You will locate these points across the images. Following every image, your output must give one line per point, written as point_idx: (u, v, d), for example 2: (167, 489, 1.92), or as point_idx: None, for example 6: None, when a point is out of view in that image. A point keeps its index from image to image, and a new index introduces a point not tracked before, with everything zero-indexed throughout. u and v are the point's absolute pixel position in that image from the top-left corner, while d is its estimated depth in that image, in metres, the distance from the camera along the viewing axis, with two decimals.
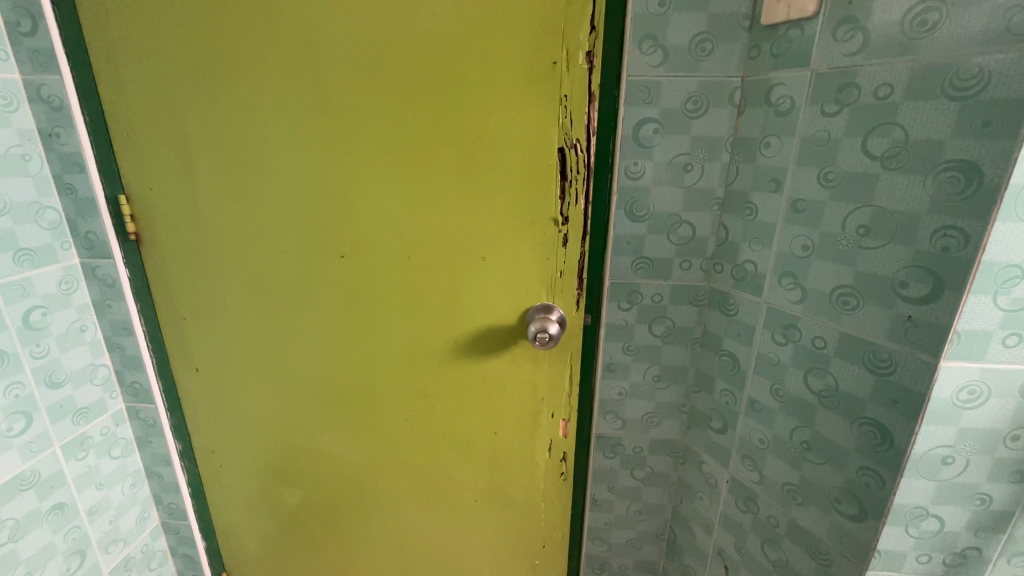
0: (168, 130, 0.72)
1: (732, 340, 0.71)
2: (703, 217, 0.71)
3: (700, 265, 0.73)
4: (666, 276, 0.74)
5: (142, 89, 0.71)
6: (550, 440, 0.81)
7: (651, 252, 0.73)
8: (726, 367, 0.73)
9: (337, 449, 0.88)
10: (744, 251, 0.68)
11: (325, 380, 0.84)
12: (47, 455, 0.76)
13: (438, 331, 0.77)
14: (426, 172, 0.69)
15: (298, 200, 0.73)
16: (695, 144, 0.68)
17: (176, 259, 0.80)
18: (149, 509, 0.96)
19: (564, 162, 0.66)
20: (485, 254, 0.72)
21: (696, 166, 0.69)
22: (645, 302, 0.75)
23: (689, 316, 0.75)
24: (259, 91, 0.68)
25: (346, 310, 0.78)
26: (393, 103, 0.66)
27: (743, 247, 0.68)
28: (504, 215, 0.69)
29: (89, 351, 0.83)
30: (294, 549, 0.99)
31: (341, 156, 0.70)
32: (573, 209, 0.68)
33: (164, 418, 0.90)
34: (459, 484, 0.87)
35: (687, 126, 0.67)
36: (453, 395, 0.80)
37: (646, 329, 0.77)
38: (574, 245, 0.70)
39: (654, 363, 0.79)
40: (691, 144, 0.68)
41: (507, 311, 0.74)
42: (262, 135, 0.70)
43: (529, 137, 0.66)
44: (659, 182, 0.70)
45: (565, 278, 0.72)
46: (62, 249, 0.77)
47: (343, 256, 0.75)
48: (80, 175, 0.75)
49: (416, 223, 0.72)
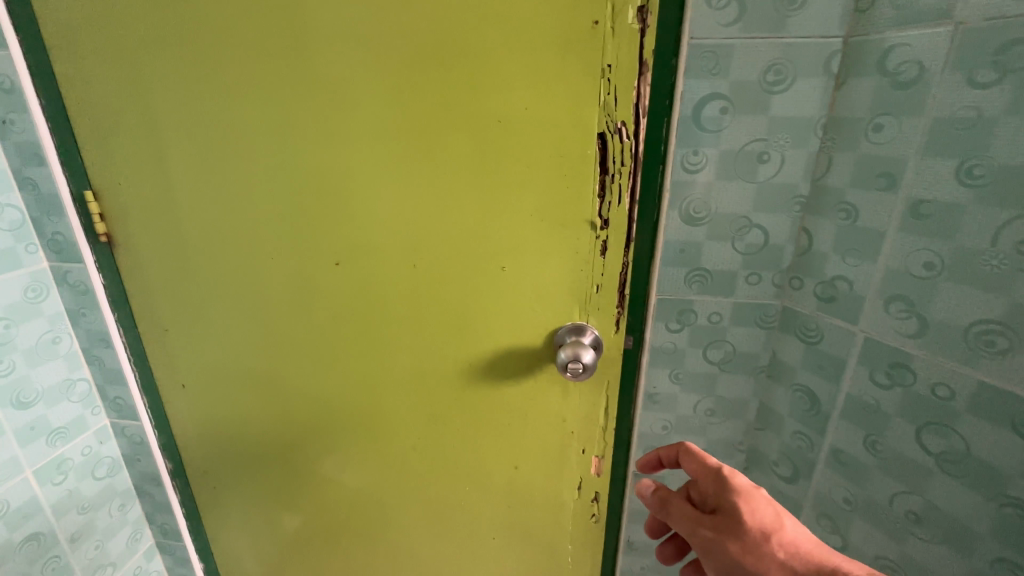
0: (135, 114, 0.61)
1: (809, 373, 0.61)
2: (779, 220, 0.59)
3: (772, 280, 0.61)
4: (727, 293, 0.62)
5: (101, 66, 0.60)
6: (579, 478, 0.70)
7: (709, 263, 0.61)
8: (801, 406, 0.63)
9: (339, 475, 0.78)
10: (833, 265, 0.57)
11: (324, 401, 0.74)
12: (17, 482, 0.69)
13: (450, 352, 0.65)
14: (435, 164, 0.57)
15: (284, 197, 0.62)
16: (772, 128, 0.55)
17: (152, 263, 0.69)
18: (141, 530, 0.89)
19: (605, 151, 0.53)
20: (505, 264, 0.59)
21: (773, 155, 0.56)
22: (700, 324, 0.64)
23: (755, 341, 0.64)
24: (240, 67, 0.56)
25: (344, 324, 0.67)
26: (398, 79, 0.54)
27: (830, 260, 0.57)
28: (528, 217, 0.57)
29: (65, 365, 0.75)
30: None
31: (335, 145, 0.58)
32: (616, 210, 0.55)
33: (151, 436, 0.82)
34: (474, 521, 0.76)
35: (763, 106, 0.54)
36: (468, 424, 0.69)
37: (699, 354, 0.66)
38: (615, 255, 0.57)
39: (708, 395, 0.68)
40: (766, 128, 0.55)
41: (532, 332, 0.62)
42: (245, 121, 0.59)
43: (562, 120, 0.53)
44: (725, 176, 0.58)
45: (603, 295, 0.59)
46: (27, 253, 0.69)
47: (338, 264, 0.64)
48: (40, 168, 0.65)
49: (425, 225, 0.60)
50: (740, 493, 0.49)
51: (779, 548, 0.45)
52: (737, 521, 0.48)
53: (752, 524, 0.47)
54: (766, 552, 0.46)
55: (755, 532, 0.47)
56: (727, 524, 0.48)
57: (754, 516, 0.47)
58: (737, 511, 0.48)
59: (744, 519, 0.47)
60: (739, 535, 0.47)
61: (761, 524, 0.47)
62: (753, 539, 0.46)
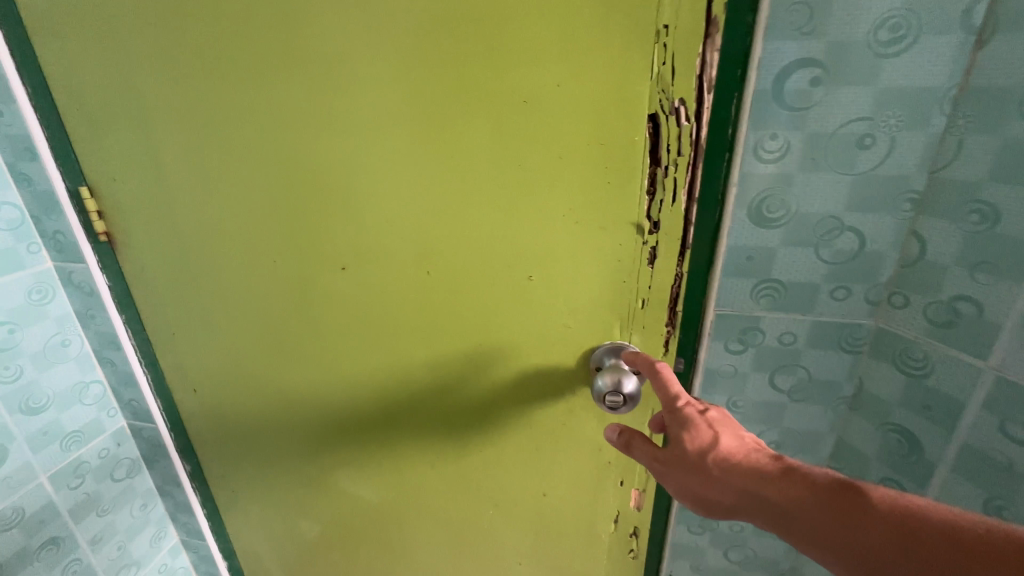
0: (120, 101, 0.55)
1: (905, 412, 0.52)
2: (879, 222, 0.48)
3: (864, 295, 0.51)
4: (804, 310, 0.52)
5: (80, 48, 0.54)
6: (616, 511, 0.62)
7: (784, 273, 0.51)
8: (893, 448, 0.54)
9: (357, 489, 0.73)
10: (955, 281, 0.46)
11: (336, 415, 0.68)
12: (32, 488, 0.68)
13: (471, 370, 0.58)
14: (453, 157, 0.48)
15: (282, 194, 0.54)
16: (880, 104, 0.44)
17: (152, 265, 0.64)
18: (166, 528, 0.87)
19: (657, 137, 0.43)
20: (532, 273, 0.51)
21: (879, 138, 0.45)
22: (768, 345, 0.54)
23: (837, 367, 0.54)
24: (226, 46, 0.49)
25: (355, 334, 0.60)
26: (406, 55, 0.45)
27: (950, 274, 0.46)
28: (560, 218, 0.48)
29: (77, 367, 0.72)
30: None
31: (335, 134, 0.50)
32: (669, 211, 0.45)
33: (167, 438, 0.79)
34: (499, 545, 0.70)
35: (869, 74, 0.43)
36: (491, 446, 0.62)
37: (765, 380, 0.56)
38: (668, 265, 0.48)
39: (774, 427, 0.59)
40: (872, 104, 0.44)
41: (564, 350, 0.54)
42: (234, 107, 0.51)
43: (602, 100, 0.43)
44: (811, 167, 0.47)
45: (649, 311, 0.50)
46: (29, 253, 0.65)
47: (345, 268, 0.57)
48: (34, 162, 0.61)
49: (441, 225, 0.51)
50: (683, 418, 0.45)
51: (715, 465, 0.42)
52: (679, 447, 0.44)
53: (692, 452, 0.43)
54: (703, 471, 0.43)
55: (692, 453, 0.43)
56: (671, 450, 0.45)
57: (695, 443, 0.43)
58: (680, 441, 0.44)
59: (684, 443, 0.44)
60: (683, 465, 0.44)
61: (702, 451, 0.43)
62: (692, 461, 0.43)
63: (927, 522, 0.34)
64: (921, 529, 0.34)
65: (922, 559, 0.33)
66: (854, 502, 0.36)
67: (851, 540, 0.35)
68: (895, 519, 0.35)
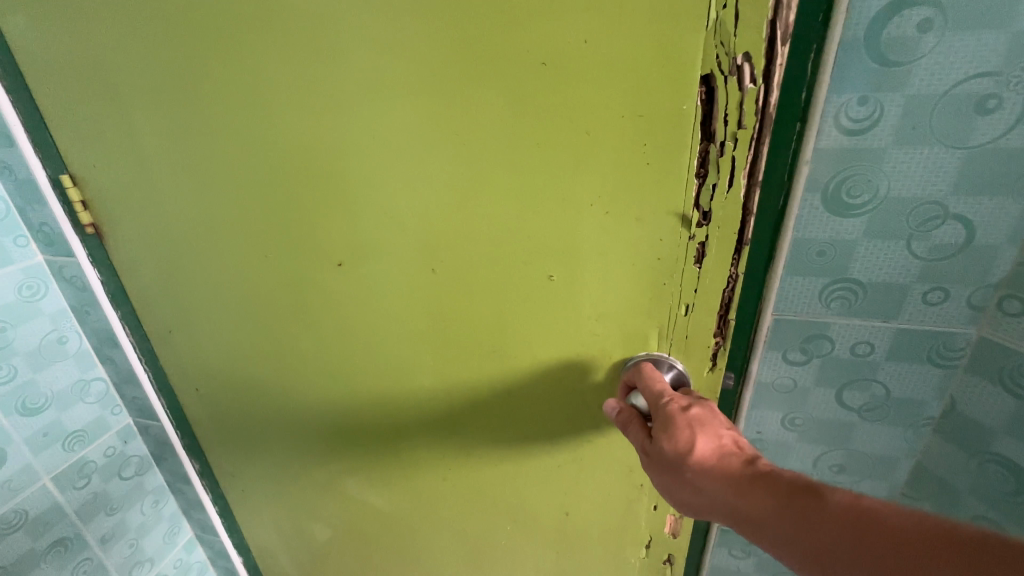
0: (91, 79, 0.49)
1: (1013, 441, 0.43)
2: (995, 207, 0.38)
3: (967, 298, 0.42)
4: (886, 316, 0.44)
5: (42, 18, 0.48)
6: (648, 537, 0.57)
7: (862, 273, 0.43)
8: (994, 483, 0.46)
9: (367, 496, 0.69)
10: None
11: (342, 421, 0.63)
12: (35, 491, 0.66)
13: (487, 378, 0.52)
14: (459, 136, 0.41)
15: (270, 182, 0.48)
16: (1014, 52, 0.34)
17: (142, 260, 0.59)
18: (179, 524, 0.86)
19: (712, 105, 0.35)
20: (553, 272, 0.44)
21: (1003, 101, 0.35)
22: (836, 356, 0.46)
23: (921, 383, 0.46)
24: (198, 11, 0.42)
25: (356, 336, 0.55)
26: (401, 9, 0.38)
27: None
28: (586, 210, 0.40)
29: (76, 365, 0.69)
30: None
31: (324, 112, 0.43)
32: (723, 198, 0.38)
33: (173, 437, 0.76)
34: (519, 559, 0.65)
35: (1001, 14, 0.33)
36: (510, 459, 0.57)
37: (831, 396, 0.49)
38: (720, 263, 0.40)
39: (838, 448, 0.52)
40: (1002, 54, 0.34)
41: (591, 360, 0.47)
42: (208, 80, 0.45)
43: (640, 59, 0.35)
44: (907, 141, 0.38)
45: (693, 316, 0.43)
46: (16, 247, 0.61)
47: (341, 265, 0.51)
48: (12, 150, 0.57)
49: (447, 217, 0.44)
50: (664, 416, 0.40)
51: (689, 469, 0.37)
52: (655, 447, 0.39)
53: (669, 451, 0.38)
54: (676, 474, 0.38)
55: (667, 455, 0.38)
56: (648, 450, 0.40)
57: (673, 442, 0.38)
58: (659, 439, 0.39)
59: (660, 444, 0.39)
60: (660, 465, 0.39)
61: (677, 451, 0.38)
62: (665, 464, 0.38)
63: (888, 527, 0.30)
64: (878, 532, 0.30)
65: (874, 567, 0.29)
66: (813, 505, 0.32)
67: (809, 546, 0.31)
68: (856, 526, 0.30)
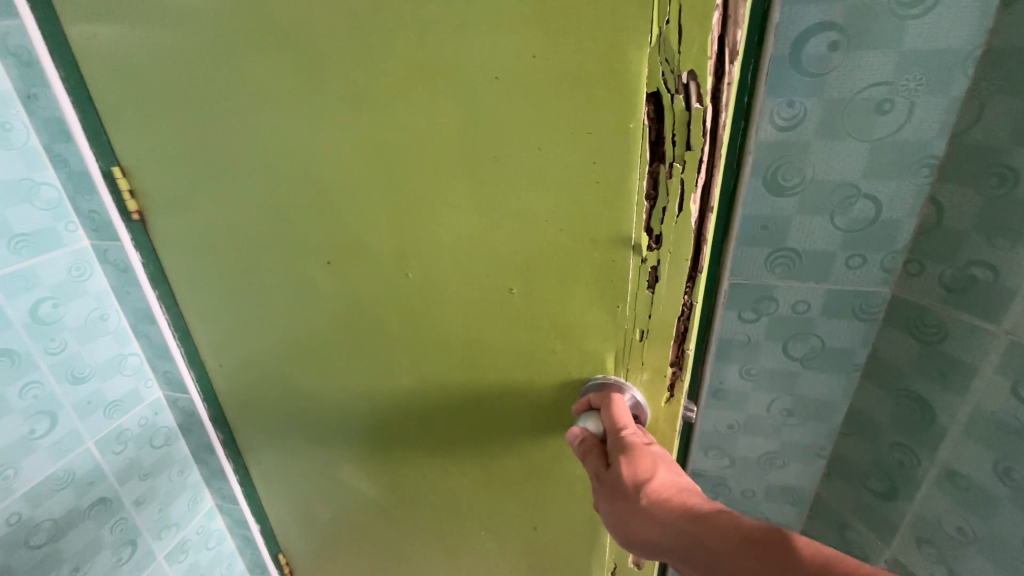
0: (141, 84, 0.56)
1: (920, 380, 0.62)
2: (893, 187, 0.56)
3: (879, 263, 0.60)
4: (820, 275, 0.62)
5: (100, 31, 0.55)
6: (614, 564, 0.69)
7: (797, 242, 0.60)
8: (907, 416, 0.64)
9: (359, 482, 0.77)
10: (972, 247, 0.54)
11: (343, 407, 0.70)
12: (80, 453, 0.73)
13: (474, 360, 0.59)
14: (445, 149, 0.48)
15: (283, 183, 0.55)
16: (898, 69, 0.50)
17: (179, 245, 0.67)
18: (201, 492, 0.93)
19: (660, 119, 0.43)
20: (513, 286, 0.53)
21: (895, 105, 0.52)
22: (781, 313, 0.65)
23: (843, 332, 0.64)
24: (227, 36, 0.50)
25: (356, 324, 0.62)
26: (401, 30, 0.45)
27: (968, 241, 0.54)
28: (548, 219, 0.49)
29: (115, 340, 0.76)
30: (330, 561, 0.91)
31: (328, 126, 0.51)
32: (673, 222, 0.46)
33: (201, 408, 0.83)
34: (507, 534, 0.72)
35: (888, 42, 0.50)
36: (493, 437, 0.64)
37: (780, 348, 0.67)
38: (673, 258, 0.48)
39: (786, 393, 0.70)
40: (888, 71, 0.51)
41: (556, 346, 0.55)
42: (234, 96, 0.52)
43: (599, 76, 0.42)
44: (826, 135, 0.54)
45: (649, 339, 0.52)
46: (68, 231, 0.69)
47: (328, 263, 0.59)
48: (69, 145, 0.64)
49: (439, 217, 0.52)
50: (624, 444, 0.48)
51: (643, 496, 0.43)
52: (615, 471, 0.46)
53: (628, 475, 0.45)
54: (631, 500, 0.44)
55: (625, 480, 0.45)
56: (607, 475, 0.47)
57: (632, 469, 0.45)
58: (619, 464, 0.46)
59: (618, 468, 0.46)
60: (618, 487, 0.45)
61: (636, 478, 0.45)
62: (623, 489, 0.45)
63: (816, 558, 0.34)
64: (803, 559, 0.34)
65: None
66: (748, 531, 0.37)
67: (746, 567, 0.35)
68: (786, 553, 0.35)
